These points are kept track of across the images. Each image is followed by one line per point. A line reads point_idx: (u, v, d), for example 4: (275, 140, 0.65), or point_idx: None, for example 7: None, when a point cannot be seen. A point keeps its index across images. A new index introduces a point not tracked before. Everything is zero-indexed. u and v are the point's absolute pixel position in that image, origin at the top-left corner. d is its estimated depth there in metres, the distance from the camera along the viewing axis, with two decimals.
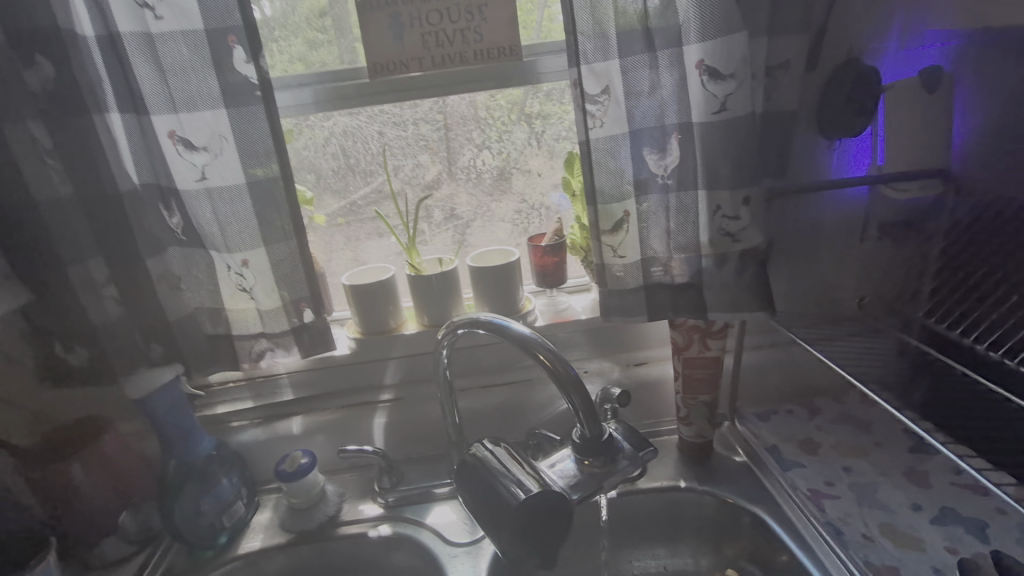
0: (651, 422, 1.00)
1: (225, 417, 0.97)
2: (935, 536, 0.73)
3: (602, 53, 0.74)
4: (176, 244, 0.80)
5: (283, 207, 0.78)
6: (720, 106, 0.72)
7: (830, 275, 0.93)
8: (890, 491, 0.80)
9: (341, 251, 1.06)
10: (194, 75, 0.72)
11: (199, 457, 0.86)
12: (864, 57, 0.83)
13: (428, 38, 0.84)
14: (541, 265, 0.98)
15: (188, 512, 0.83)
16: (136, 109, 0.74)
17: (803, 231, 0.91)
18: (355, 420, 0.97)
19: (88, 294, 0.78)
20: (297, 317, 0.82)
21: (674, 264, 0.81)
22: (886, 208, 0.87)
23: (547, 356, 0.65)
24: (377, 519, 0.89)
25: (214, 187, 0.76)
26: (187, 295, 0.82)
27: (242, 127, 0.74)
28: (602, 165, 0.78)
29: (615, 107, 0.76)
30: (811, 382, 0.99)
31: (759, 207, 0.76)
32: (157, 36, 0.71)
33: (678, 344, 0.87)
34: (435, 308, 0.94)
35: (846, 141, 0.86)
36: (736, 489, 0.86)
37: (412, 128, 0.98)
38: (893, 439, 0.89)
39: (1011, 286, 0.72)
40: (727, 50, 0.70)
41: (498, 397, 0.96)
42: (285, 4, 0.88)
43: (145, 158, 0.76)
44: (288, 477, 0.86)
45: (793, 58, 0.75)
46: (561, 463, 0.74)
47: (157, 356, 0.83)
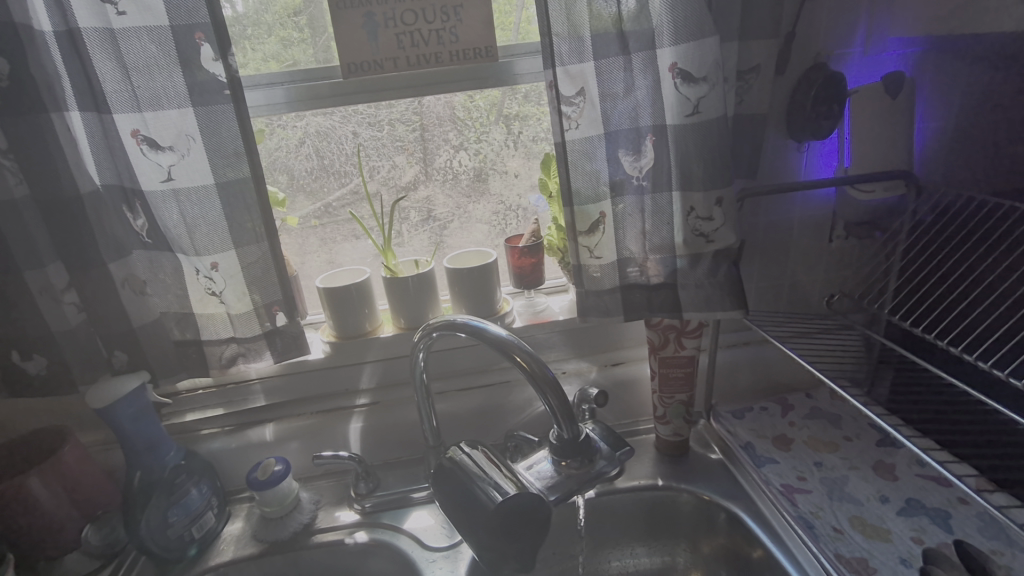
0: (628, 421, 1.01)
1: (194, 425, 0.95)
2: (901, 527, 0.75)
3: (577, 55, 0.74)
4: (141, 247, 0.78)
5: (254, 209, 0.76)
6: (693, 109, 0.72)
7: (800, 274, 0.96)
8: (859, 484, 0.82)
9: (315, 253, 1.04)
10: (159, 72, 0.70)
11: (167, 467, 0.83)
12: (831, 61, 0.84)
13: (403, 38, 0.83)
14: (518, 266, 0.97)
15: (155, 525, 0.80)
16: (98, 108, 0.72)
17: (773, 231, 0.93)
18: (331, 425, 0.95)
19: (46, 300, 0.75)
20: (270, 321, 0.81)
21: (650, 265, 0.82)
22: (852, 209, 0.90)
23: (524, 357, 0.65)
24: (353, 526, 0.87)
25: (182, 188, 0.74)
26: (152, 300, 0.80)
27: (210, 127, 0.72)
28: (578, 167, 0.78)
29: (591, 109, 0.76)
30: (779, 378, 1.03)
31: (731, 207, 0.76)
32: (119, 32, 0.69)
33: (654, 343, 0.88)
34: (412, 311, 0.93)
35: (813, 144, 0.87)
36: (711, 485, 0.87)
37: (387, 129, 0.96)
38: (862, 433, 0.91)
39: (972, 281, 0.76)
40: (700, 54, 0.70)
41: (477, 400, 0.95)
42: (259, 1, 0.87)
43: (108, 159, 0.74)
44: (260, 486, 0.84)
45: (762, 63, 0.77)
46: (538, 465, 0.74)
47: (121, 363, 0.80)
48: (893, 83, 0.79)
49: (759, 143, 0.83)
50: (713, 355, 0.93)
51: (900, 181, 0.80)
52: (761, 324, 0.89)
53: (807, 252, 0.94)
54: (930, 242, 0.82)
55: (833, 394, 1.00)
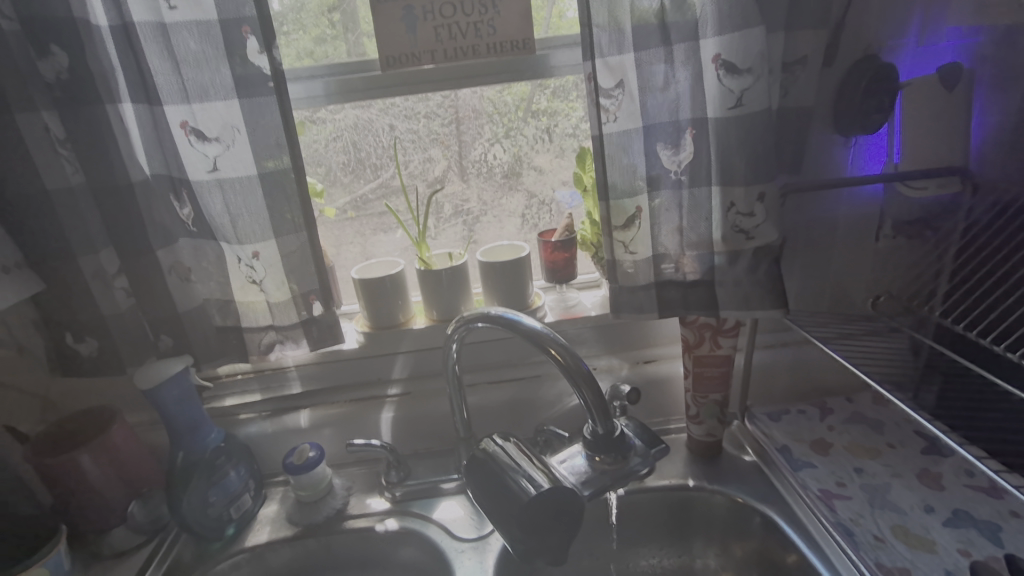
0: (660, 420, 0.99)
1: (233, 409, 0.98)
2: (948, 538, 0.72)
3: (617, 47, 0.73)
4: (186, 235, 0.80)
5: (293, 200, 0.78)
6: (736, 101, 0.71)
7: (844, 274, 0.92)
8: (903, 492, 0.79)
9: (349, 244, 1.05)
10: (207, 65, 0.72)
11: (207, 449, 0.85)
12: (883, 54, 0.80)
13: (441, 31, 0.83)
14: (551, 261, 0.97)
15: (196, 504, 0.83)
16: (148, 100, 0.74)
17: (817, 228, 0.89)
18: (362, 415, 0.97)
19: (97, 284, 0.78)
20: (307, 310, 0.83)
21: (686, 262, 0.81)
22: (902, 207, 0.85)
23: (558, 350, 0.65)
24: (384, 514, 0.89)
25: (226, 178, 0.76)
26: (196, 287, 0.82)
27: (254, 118, 0.74)
28: (615, 161, 0.78)
29: (630, 102, 0.75)
30: (820, 382, 0.99)
31: (773, 202, 0.74)
32: (171, 26, 0.71)
33: (689, 341, 0.86)
34: (445, 303, 0.93)
35: (862, 139, 0.83)
36: (745, 488, 0.86)
37: (423, 122, 0.97)
38: (906, 440, 0.88)
39: None
40: (745, 45, 0.68)
41: (507, 393, 0.95)
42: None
43: (157, 149, 0.76)
44: (296, 470, 0.85)
45: (810, 54, 0.75)
46: (571, 460, 0.73)
47: (166, 347, 0.82)
48: (951, 73, 0.75)
49: (803, 137, 0.80)
50: (750, 355, 0.91)
51: (955, 176, 0.79)
52: (801, 324, 0.86)
53: (851, 250, 0.90)
54: (986, 241, 0.79)
55: (875, 399, 0.96)
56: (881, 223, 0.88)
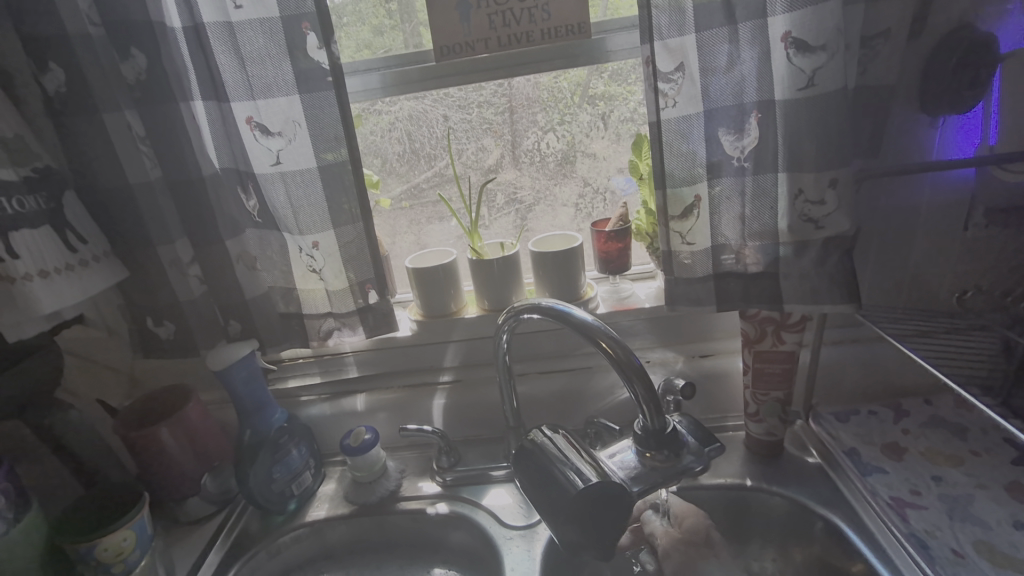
0: (717, 416, 0.96)
1: (295, 391, 1.03)
2: None
3: (677, 28, 0.70)
4: (252, 226, 0.85)
5: (351, 190, 0.80)
6: (808, 82, 0.66)
7: (925, 265, 0.84)
8: (988, 504, 0.73)
9: (404, 234, 1.07)
10: (270, 62, 0.75)
11: (271, 428, 0.90)
12: (979, 23, 0.70)
13: (494, 18, 0.82)
14: (604, 251, 0.94)
15: (262, 479, 0.88)
16: (217, 97, 0.78)
17: (896, 217, 0.82)
18: (415, 401, 0.99)
19: (174, 272, 0.83)
20: (363, 298, 0.85)
21: (747, 252, 0.77)
22: (995, 191, 0.77)
23: (610, 343, 0.63)
24: (435, 497, 0.91)
25: (288, 171, 0.79)
26: (261, 275, 0.87)
27: (314, 113, 0.76)
28: (673, 148, 0.75)
29: (690, 85, 0.72)
30: (894, 382, 0.92)
31: (846, 189, 0.69)
32: (237, 25, 0.74)
33: (749, 336, 0.82)
34: (495, 292, 0.93)
35: (952, 119, 0.75)
36: (807, 491, 0.81)
37: (476, 111, 0.97)
38: (993, 448, 0.80)
39: None
40: (819, 21, 0.63)
41: (557, 384, 0.95)
42: None
43: (225, 144, 0.80)
44: (352, 452, 0.89)
45: (894, 27, 0.68)
46: (621, 454, 0.72)
47: (235, 331, 0.87)
48: None
49: (884, 118, 0.74)
50: (817, 351, 0.86)
51: None
52: (874, 320, 0.81)
53: (936, 239, 0.83)
54: None
55: (959, 402, 0.89)
56: (971, 209, 0.80)
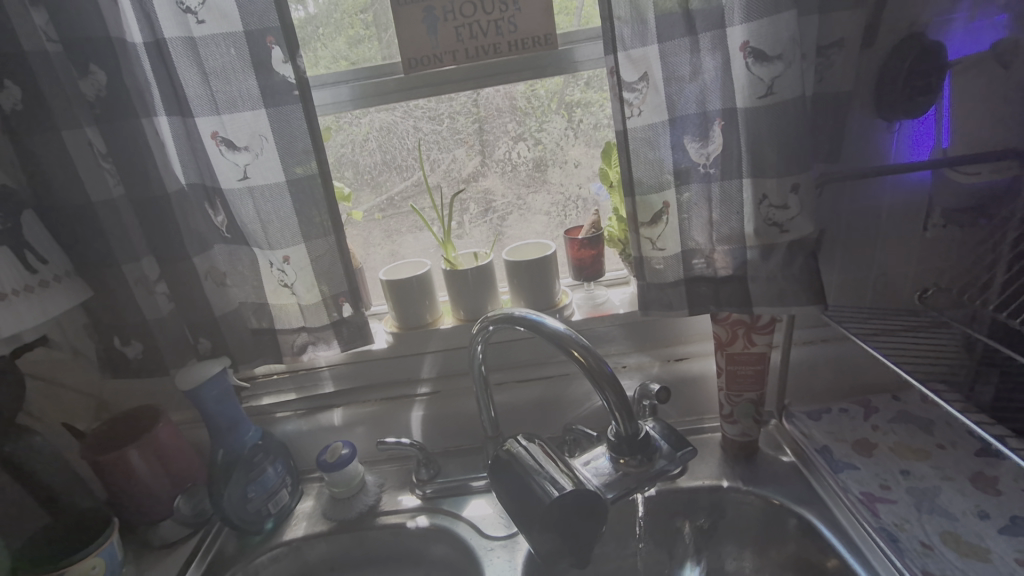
0: (693, 419, 0.97)
1: (270, 408, 1.01)
2: (1003, 547, 0.67)
3: (640, 39, 0.71)
4: (221, 241, 0.83)
5: (322, 205, 0.80)
6: (767, 90, 0.67)
7: (890, 263, 0.88)
8: (954, 496, 0.75)
9: (378, 246, 1.07)
10: (234, 76, 0.74)
11: (246, 446, 0.89)
12: (929, 32, 0.74)
13: (462, 30, 0.83)
14: (578, 258, 0.95)
15: (236, 499, 0.86)
16: (182, 113, 0.77)
17: (858, 218, 0.85)
18: (392, 413, 0.98)
19: (141, 290, 0.81)
20: (337, 311, 0.84)
21: (717, 256, 0.78)
22: (950, 192, 0.79)
23: (581, 352, 0.64)
24: (415, 511, 0.90)
25: (256, 185, 0.78)
26: (232, 291, 0.85)
27: (281, 127, 0.76)
28: (640, 156, 0.76)
29: (654, 94, 0.73)
30: (863, 379, 0.95)
31: (808, 194, 0.71)
32: (200, 40, 0.73)
33: (721, 339, 0.84)
34: (471, 302, 0.93)
35: (907, 123, 0.78)
36: (782, 489, 0.83)
37: (447, 122, 0.97)
38: (957, 441, 0.83)
39: None
40: (775, 32, 0.65)
41: (535, 392, 0.95)
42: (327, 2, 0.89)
43: (191, 160, 0.80)
44: (329, 468, 0.87)
45: (847, 36, 0.71)
46: (596, 461, 0.72)
47: (206, 349, 0.86)
48: (1009, 48, 0.71)
49: (841, 123, 0.76)
50: (786, 352, 0.88)
51: (1010, 159, 0.73)
52: (840, 320, 0.82)
53: (898, 240, 0.86)
54: None
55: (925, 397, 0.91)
56: (930, 211, 0.83)
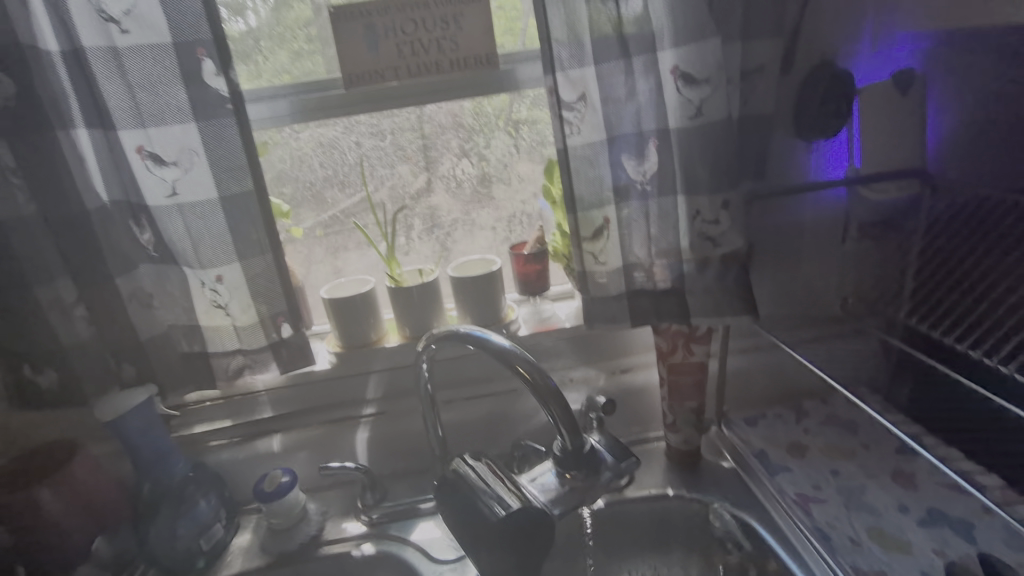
0: (639, 429, 0.99)
1: (202, 437, 0.94)
2: (922, 539, 0.72)
3: (577, 60, 0.74)
4: (147, 261, 0.79)
5: (259, 223, 0.77)
6: (696, 111, 0.72)
7: (815, 277, 0.91)
8: (878, 492, 0.80)
9: (320, 264, 1.04)
10: (161, 89, 0.71)
11: (176, 476, 0.85)
12: (838, 61, 0.81)
13: (403, 47, 0.83)
14: (523, 273, 0.98)
15: (164, 536, 0.82)
16: (104, 126, 0.73)
17: (784, 232, 0.89)
18: (337, 436, 0.95)
19: (56, 314, 0.76)
20: (275, 332, 0.81)
21: (656, 270, 0.81)
22: (865, 209, 0.86)
23: (526, 367, 0.64)
24: (361, 538, 0.87)
25: (186, 202, 0.75)
26: (160, 313, 0.80)
27: (213, 141, 0.73)
28: (581, 173, 0.78)
29: (593, 114, 0.75)
30: (793, 384, 0.99)
31: (738, 211, 0.76)
32: (123, 50, 0.70)
33: (662, 350, 0.86)
34: (416, 319, 0.92)
35: (823, 143, 0.84)
36: (724, 495, 0.85)
37: (390, 138, 0.97)
38: (880, 440, 0.88)
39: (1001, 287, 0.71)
40: (701, 56, 0.70)
41: (483, 408, 0.94)
42: (271, 14, 0.87)
43: (114, 174, 0.75)
44: (266, 497, 0.84)
45: (767, 63, 0.76)
46: (542, 477, 0.71)
47: (129, 376, 0.80)
48: (905, 79, 0.79)
49: (765, 144, 0.81)
50: (722, 361, 0.91)
51: (912, 178, 0.81)
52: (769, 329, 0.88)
53: (822, 252, 0.90)
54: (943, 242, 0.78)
55: None
56: (847, 225, 0.88)
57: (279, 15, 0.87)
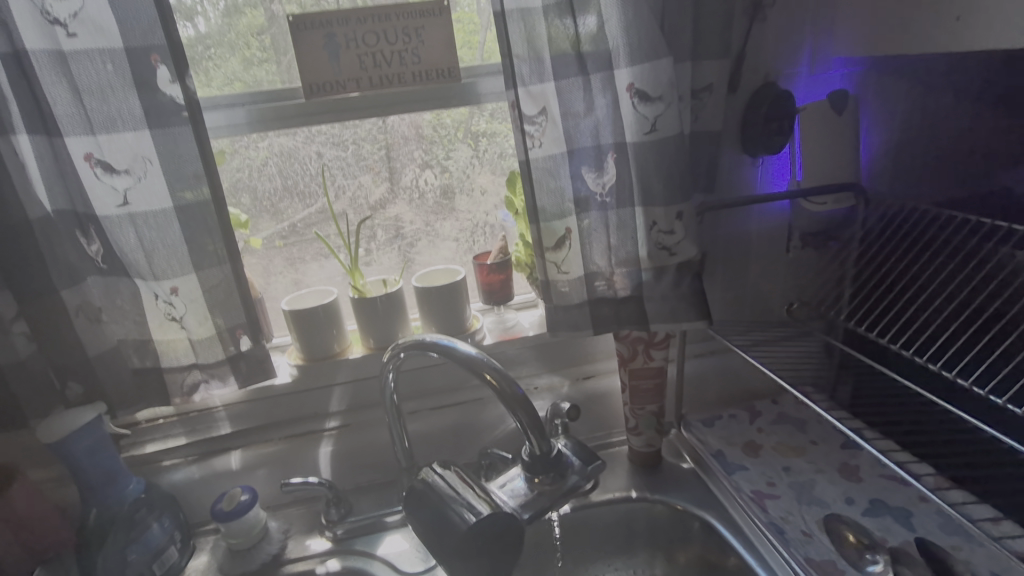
0: (603, 434, 1.02)
1: (155, 456, 0.91)
2: (867, 528, 0.77)
3: (538, 76, 0.76)
4: (96, 273, 0.75)
5: (215, 232, 0.75)
6: (651, 127, 0.76)
7: (761, 283, 0.97)
8: (826, 486, 0.84)
9: (280, 275, 1.02)
10: (113, 95, 0.69)
11: (126, 501, 0.81)
12: (780, 81, 0.87)
13: (365, 59, 0.83)
14: (487, 283, 0.99)
15: (114, 562, 0.77)
16: (48, 132, 0.70)
17: (734, 242, 0.95)
18: (299, 452, 0.93)
19: None
20: (233, 345, 0.79)
21: (616, 279, 0.83)
22: (807, 220, 0.91)
23: (493, 374, 0.65)
24: (325, 554, 0.85)
25: (138, 212, 0.72)
26: (109, 328, 0.77)
27: (168, 150, 0.71)
28: (543, 185, 0.80)
29: (553, 128, 0.78)
30: (747, 386, 1.04)
31: (691, 221, 0.80)
32: (70, 54, 0.67)
33: (624, 355, 0.89)
34: (381, 329, 0.92)
35: (767, 158, 0.90)
36: (684, 495, 0.89)
37: (352, 148, 0.96)
38: (827, 437, 0.94)
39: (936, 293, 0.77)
40: (655, 75, 0.74)
41: (448, 418, 0.94)
42: (222, 19, 0.86)
43: (58, 182, 0.72)
44: (225, 517, 0.81)
45: (715, 82, 0.80)
46: (511, 483, 0.73)
47: (75, 395, 0.77)
48: (840, 98, 0.83)
49: (716, 158, 0.86)
50: (681, 365, 0.95)
51: (849, 192, 0.85)
52: (724, 334, 0.91)
53: (768, 262, 0.96)
54: (880, 249, 0.85)
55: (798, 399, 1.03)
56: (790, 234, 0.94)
57: (230, 20, 0.86)
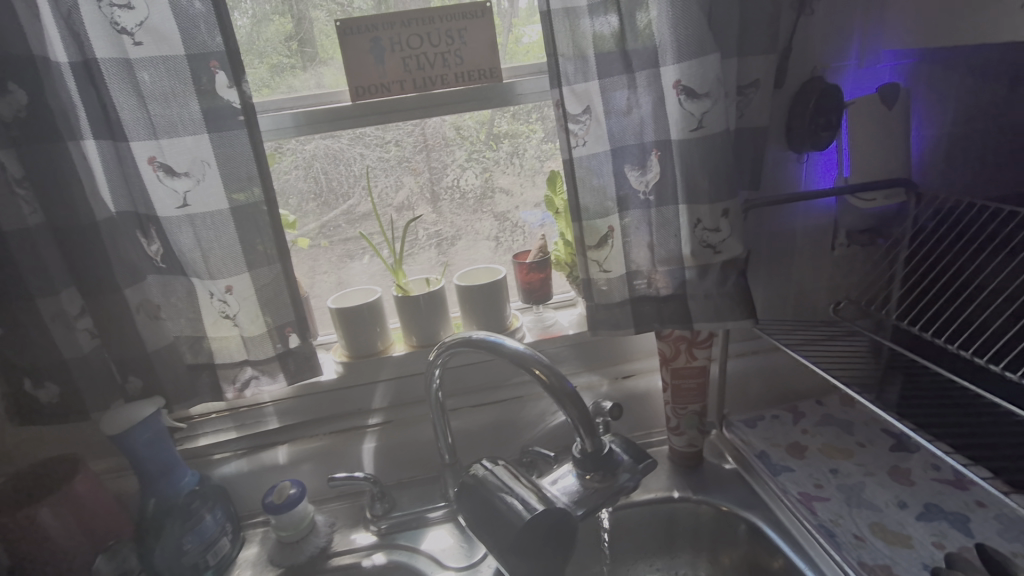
0: (642, 433, 1.01)
1: (207, 450, 0.94)
2: (922, 533, 0.75)
3: (582, 75, 0.76)
4: (154, 271, 0.79)
5: (266, 231, 0.77)
6: (698, 123, 0.74)
7: (806, 280, 0.97)
8: (876, 489, 0.82)
9: (323, 275, 1.04)
10: (174, 100, 0.71)
11: (180, 493, 0.83)
12: (829, 75, 0.86)
13: (409, 62, 0.85)
14: (527, 282, 0.99)
15: (169, 551, 0.80)
16: (113, 136, 0.73)
17: (779, 239, 0.93)
18: (344, 448, 0.95)
19: (59, 327, 0.75)
20: (282, 342, 0.81)
21: (657, 277, 0.84)
22: (854, 217, 0.91)
23: (542, 369, 0.65)
24: (370, 548, 0.86)
25: (197, 213, 0.75)
26: (166, 325, 0.80)
27: (225, 152, 0.73)
28: (586, 183, 0.80)
29: (597, 126, 0.78)
30: (786, 387, 1.03)
31: (737, 218, 0.78)
32: (136, 62, 0.70)
33: (666, 354, 0.88)
34: (423, 327, 0.93)
35: (813, 155, 0.89)
36: (728, 496, 0.87)
37: (393, 150, 0.98)
38: (875, 439, 0.91)
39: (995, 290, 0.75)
40: (703, 71, 0.72)
41: (489, 415, 0.95)
42: (252, 24, 0.87)
43: (122, 185, 0.75)
44: (275, 510, 0.82)
45: (761, 78, 0.79)
46: (563, 480, 0.74)
47: (135, 389, 0.80)
48: (891, 93, 0.83)
49: (760, 155, 0.85)
50: (724, 365, 0.94)
51: (899, 188, 0.84)
52: (768, 331, 0.87)
53: (813, 259, 0.95)
54: (933, 246, 0.83)
55: (843, 400, 1.01)
56: (836, 232, 0.93)
57: (260, 25, 0.88)
